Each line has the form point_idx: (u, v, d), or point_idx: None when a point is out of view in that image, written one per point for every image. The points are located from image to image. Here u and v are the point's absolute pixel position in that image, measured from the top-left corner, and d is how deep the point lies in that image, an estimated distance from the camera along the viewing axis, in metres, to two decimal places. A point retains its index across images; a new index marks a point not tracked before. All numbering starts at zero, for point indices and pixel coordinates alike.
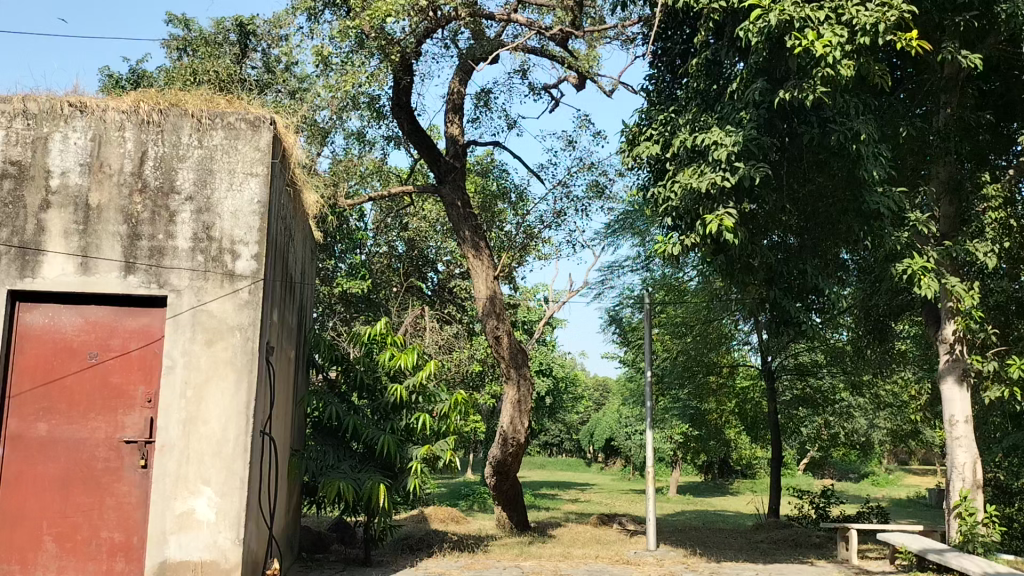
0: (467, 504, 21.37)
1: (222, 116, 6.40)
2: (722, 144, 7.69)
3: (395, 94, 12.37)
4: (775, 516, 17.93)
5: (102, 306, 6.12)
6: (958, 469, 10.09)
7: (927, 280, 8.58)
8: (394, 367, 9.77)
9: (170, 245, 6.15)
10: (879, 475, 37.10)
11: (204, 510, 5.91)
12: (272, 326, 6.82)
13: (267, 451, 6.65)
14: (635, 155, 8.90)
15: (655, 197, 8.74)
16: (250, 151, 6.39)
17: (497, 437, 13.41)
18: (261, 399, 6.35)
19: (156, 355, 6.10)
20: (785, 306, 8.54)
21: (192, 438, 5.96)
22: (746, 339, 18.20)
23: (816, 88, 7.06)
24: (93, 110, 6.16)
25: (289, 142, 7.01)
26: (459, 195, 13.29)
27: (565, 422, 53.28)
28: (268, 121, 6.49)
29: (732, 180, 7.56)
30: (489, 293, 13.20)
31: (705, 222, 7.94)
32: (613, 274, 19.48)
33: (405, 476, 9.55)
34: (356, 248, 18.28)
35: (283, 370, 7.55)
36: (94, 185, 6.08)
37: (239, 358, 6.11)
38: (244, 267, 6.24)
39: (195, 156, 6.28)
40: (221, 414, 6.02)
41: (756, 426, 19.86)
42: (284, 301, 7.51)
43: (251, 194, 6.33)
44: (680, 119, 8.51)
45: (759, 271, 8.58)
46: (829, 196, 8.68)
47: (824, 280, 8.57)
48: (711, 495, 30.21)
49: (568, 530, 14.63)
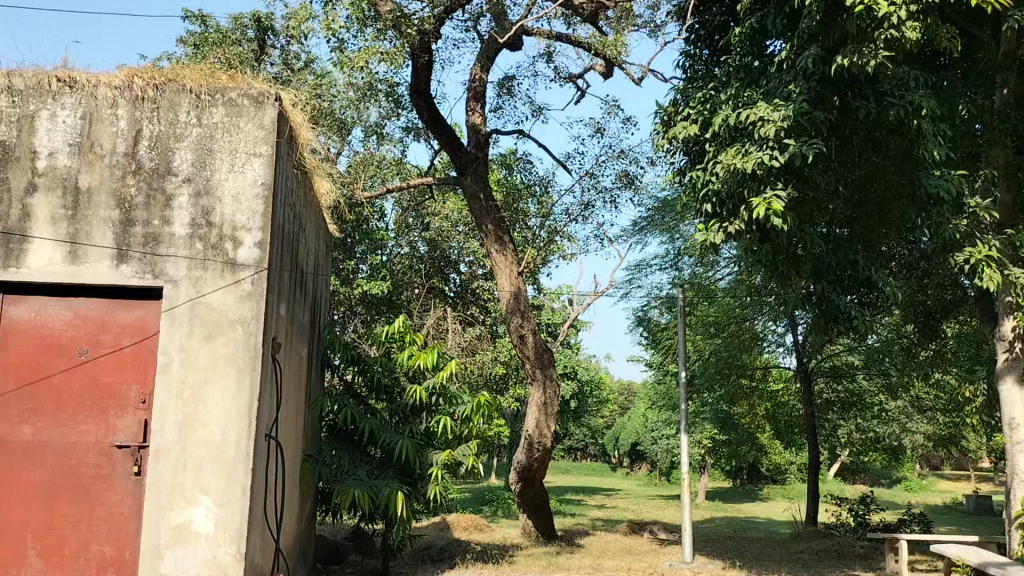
0: (490, 511, 20.80)
1: (222, 91, 5.85)
2: (770, 120, 7.07)
3: (414, 81, 11.70)
4: (812, 524, 17.21)
5: (94, 299, 5.62)
6: (1020, 477, 9.38)
7: (990, 271, 7.99)
8: (412, 366, 9.25)
9: (167, 231, 5.63)
10: (912, 480, 36.12)
11: (202, 521, 5.37)
12: (279, 322, 6.27)
13: (274, 457, 6.10)
14: (671, 136, 8.32)
15: (693, 182, 8.14)
16: (253, 130, 5.85)
17: (522, 442, 12.80)
18: (265, 400, 5.80)
19: (151, 351, 5.59)
20: (835, 299, 7.91)
21: (189, 442, 5.42)
22: (779, 340, 17.48)
23: (879, 53, 6.47)
24: (84, 86, 5.65)
25: (300, 120, 6.45)
26: (482, 186, 12.73)
27: (590, 426, 52.71)
28: (273, 97, 5.93)
29: (781, 159, 6.94)
30: (514, 290, 12.65)
31: (750, 206, 7.34)
32: (641, 273, 18.88)
33: (425, 482, 9.03)
34: (377, 249, 17.75)
35: (292, 369, 7.02)
36: (83, 167, 5.58)
37: (241, 355, 5.57)
38: (247, 255, 5.70)
39: (194, 135, 5.76)
40: (221, 415, 5.49)
41: (790, 431, 19.15)
42: (293, 294, 6.98)
43: (254, 175, 5.79)
44: (721, 96, 7.90)
45: (804, 263, 7.97)
46: (881, 180, 8.05)
47: (876, 271, 7.93)
48: (743, 502, 29.44)
49: (598, 539, 14.04)
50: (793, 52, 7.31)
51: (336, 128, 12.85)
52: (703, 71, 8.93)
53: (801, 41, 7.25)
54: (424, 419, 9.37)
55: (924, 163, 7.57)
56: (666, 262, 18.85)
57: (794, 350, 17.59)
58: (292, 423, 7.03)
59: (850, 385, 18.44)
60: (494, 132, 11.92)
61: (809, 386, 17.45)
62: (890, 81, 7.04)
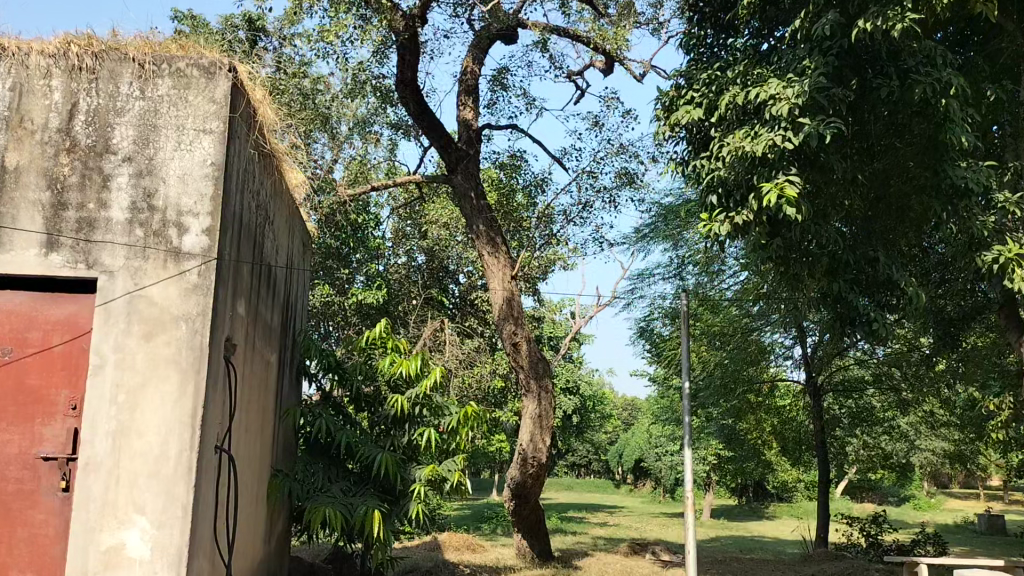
0: (487, 529, 20.13)
1: (169, 61, 5.23)
2: (782, 98, 6.45)
3: (399, 70, 11.09)
4: (823, 544, 16.48)
5: (22, 292, 4.98)
6: None
7: (1021, 271, 7.32)
8: (393, 374, 8.58)
9: (103, 216, 4.98)
10: (921, 498, 35.31)
11: (137, 544, 4.69)
12: (235, 319, 5.60)
13: (225, 472, 5.42)
14: (673, 122, 7.70)
15: (698, 170, 7.50)
16: (204, 103, 5.23)
17: (516, 458, 12.11)
18: (214, 407, 5.13)
19: (84, 352, 4.92)
20: (854, 302, 7.23)
21: (123, 454, 4.76)
22: (786, 353, 16.93)
23: (907, 17, 5.85)
24: (13, 53, 5.03)
25: (259, 95, 5.80)
26: (472, 185, 12.10)
27: (593, 443, 52.04)
28: (226, 67, 5.32)
29: (795, 141, 6.31)
30: (507, 295, 11.99)
31: (760, 193, 6.72)
32: (644, 283, 18.30)
33: (408, 499, 8.36)
34: (374, 259, 17.36)
35: (254, 374, 6.33)
36: (11, 144, 4.94)
37: (184, 356, 4.92)
38: (193, 243, 5.05)
39: (136, 109, 5.13)
40: (160, 424, 4.82)
41: (798, 449, 18.46)
42: (257, 289, 6.31)
43: (204, 154, 5.16)
44: (729, 75, 7.26)
45: (817, 261, 7.31)
46: (901, 173, 7.42)
47: (897, 269, 7.28)
48: (749, 521, 28.74)
49: (598, 561, 13.33)
50: (808, 20, 6.66)
51: (318, 121, 12.53)
52: (709, 54, 8.27)
53: (816, 10, 6.62)
54: (407, 431, 8.73)
55: (948, 153, 6.99)
56: (669, 271, 18.07)
57: (803, 362, 16.94)
58: (253, 435, 6.34)
59: (860, 400, 17.79)
60: (485, 127, 11.30)
61: (817, 401, 16.90)
62: (914, 57, 6.42)
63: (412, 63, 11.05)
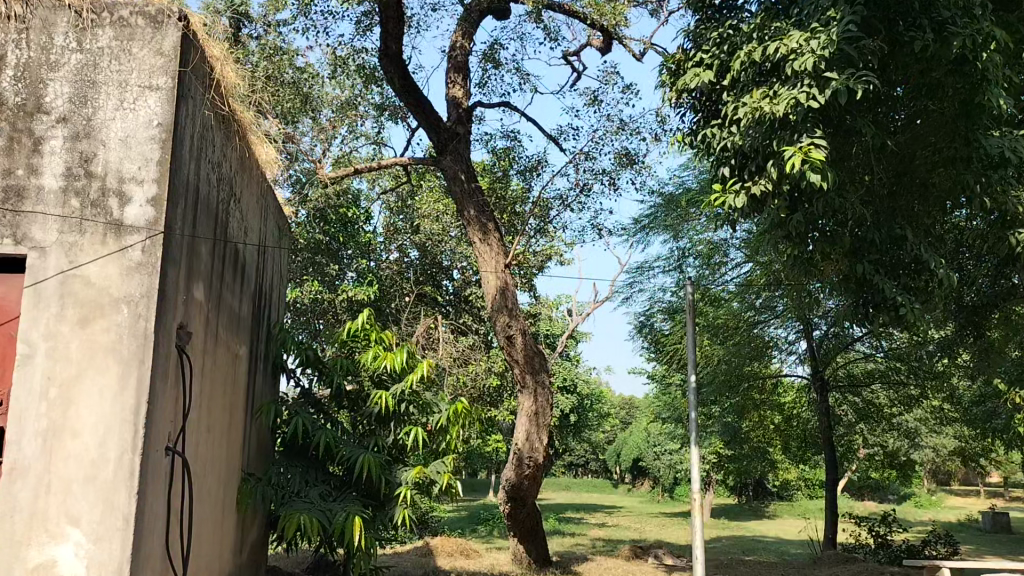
0: (482, 532, 19.41)
1: (111, 8, 4.60)
2: (805, 52, 5.91)
3: (383, 43, 10.52)
4: (830, 546, 15.85)
5: None
6: None
7: None
8: (377, 369, 7.97)
9: (33, 184, 4.33)
10: (922, 496, 34.78)
11: (70, 561, 4.06)
12: (191, 304, 4.97)
13: (178, 478, 4.78)
14: (681, 87, 7.19)
15: (709, 139, 6.98)
16: (150, 56, 4.59)
17: (511, 458, 11.48)
18: (162, 402, 4.48)
19: (11, 339, 4.26)
20: (880, 284, 6.59)
21: (55, 457, 4.13)
22: (790, 348, 16.32)
23: None
24: None
25: (215, 50, 5.15)
26: (462, 167, 11.48)
27: (592, 443, 51.43)
28: (177, 16, 4.68)
29: (821, 99, 5.77)
30: (500, 285, 11.36)
31: (780, 160, 6.15)
32: (643, 275, 17.68)
33: (393, 504, 7.75)
34: (365, 254, 16.68)
35: (216, 368, 5.67)
36: None
37: (126, 343, 4.28)
38: (136, 215, 4.41)
39: (73, 63, 4.50)
40: (97, 423, 4.18)
41: (803, 447, 17.85)
42: (220, 273, 5.67)
43: (149, 113, 4.52)
44: (742, 31, 6.72)
45: (839, 240, 6.68)
46: (931, 143, 6.98)
47: (925, 248, 6.68)
48: (751, 520, 28.18)
49: (597, 566, 12.68)
50: None
51: (298, 100, 12.12)
52: (718, 16, 7.62)
53: None
54: (393, 430, 8.13)
55: (982, 120, 6.59)
56: (670, 263, 17.48)
57: (808, 357, 16.33)
58: (215, 437, 5.68)
59: (867, 394, 17.20)
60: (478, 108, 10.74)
61: (824, 397, 16.29)
62: (950, 8, 5.95)
63: (396, 36, 10.52)
